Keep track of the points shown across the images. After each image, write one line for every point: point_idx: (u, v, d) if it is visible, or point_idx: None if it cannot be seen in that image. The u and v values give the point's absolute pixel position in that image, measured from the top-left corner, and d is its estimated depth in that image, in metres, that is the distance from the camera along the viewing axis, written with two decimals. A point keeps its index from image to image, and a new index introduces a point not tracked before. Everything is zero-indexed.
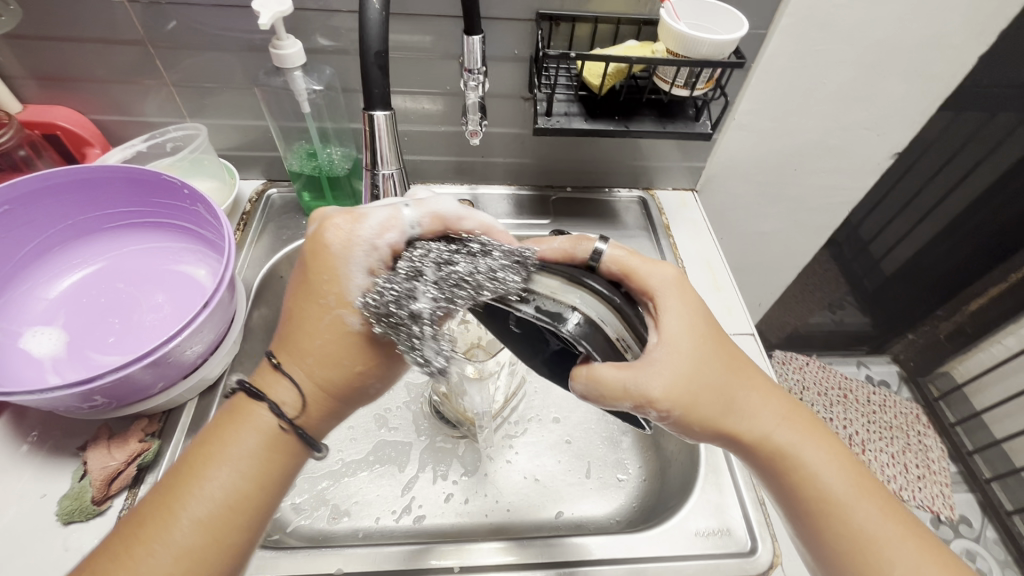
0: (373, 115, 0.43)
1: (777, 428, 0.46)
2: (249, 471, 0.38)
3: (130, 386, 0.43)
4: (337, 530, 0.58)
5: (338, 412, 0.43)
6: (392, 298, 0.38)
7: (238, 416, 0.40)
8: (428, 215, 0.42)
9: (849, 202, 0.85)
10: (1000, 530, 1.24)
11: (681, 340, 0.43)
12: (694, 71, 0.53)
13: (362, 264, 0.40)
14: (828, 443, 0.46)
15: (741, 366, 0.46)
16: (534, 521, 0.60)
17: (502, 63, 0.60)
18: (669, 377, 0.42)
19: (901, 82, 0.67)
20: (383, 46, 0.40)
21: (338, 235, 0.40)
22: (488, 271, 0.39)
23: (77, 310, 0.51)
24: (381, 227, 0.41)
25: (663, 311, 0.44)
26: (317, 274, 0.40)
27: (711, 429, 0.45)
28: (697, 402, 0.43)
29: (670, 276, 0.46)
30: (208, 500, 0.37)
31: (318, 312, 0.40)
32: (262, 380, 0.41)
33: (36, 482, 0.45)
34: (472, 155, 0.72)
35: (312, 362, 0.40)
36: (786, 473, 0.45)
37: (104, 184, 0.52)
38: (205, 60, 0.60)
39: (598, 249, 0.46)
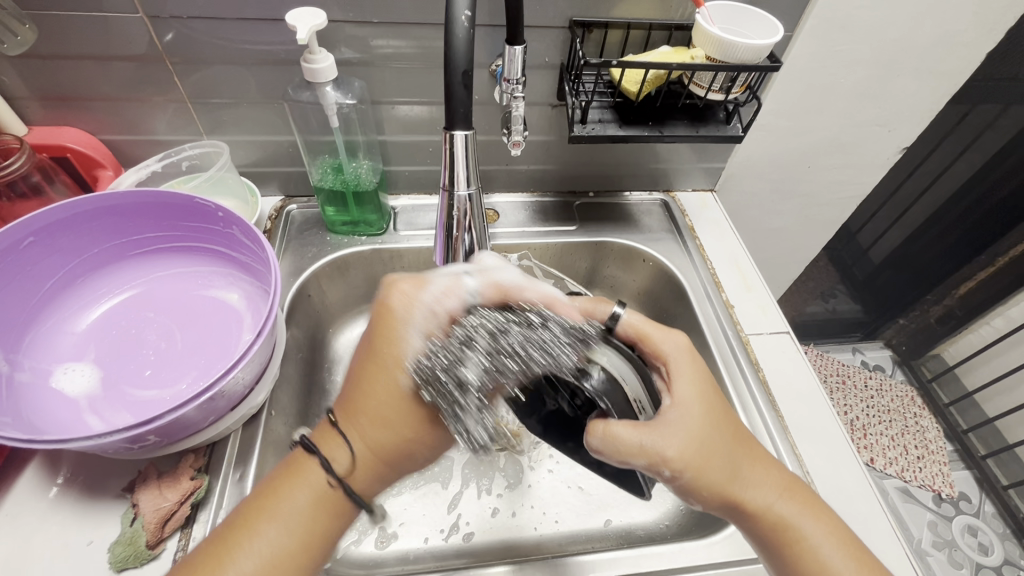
0: (454, 134, 0.42)
1: (777, 499, 0.45)
2: (299, 529, 0.39)
3: (182, 423, 0.41)
4: (386, 554, 0.56)
5: (401, 466, 0.43)
6: (442, 365, 0.38)
7: (297, 472, 0.41)
8: (489, 286, 0.43)
9: (858, 196, 0.87)
10: (999, 504, 1.28)
11: (694, 404, 0.44)
12: (731, 76, 0.53)
13: (420, 327, 0.41)
14: (830, 518, 0.45)
15: (743, 436, 0.47)
16: (582, 530, 0.59)
17: (531, 70, 0.59)
18: (683, 440, 0.42)
19: (914, 79, 0.69)
20: (470, 65, 0.38)
21: (401, 299, 0.42)
22: (539, 343, 0.38)
23: (109, 343, 0.48)
24: (441, 293, 0.42)
25: (675, 375, 0.46)
26: (381, 341, 0.41)
27: (717, 494, 0.44)
28: (706, 465, 0.43)
29: (681, 344, 0.48)
30: (257, 554, 0.37)
31: (375, 376, 0.41)
32: (323, 437, 0.42)
33: (80, 527, 0.43)
34: (495, 163, 0.71)
35: (369, 427, 0.41)
36: (785, 541, 0.44)
37: (131, 210, 0.49)
38: (224, 74, 0.57)
39: (615, 313, 0.50)
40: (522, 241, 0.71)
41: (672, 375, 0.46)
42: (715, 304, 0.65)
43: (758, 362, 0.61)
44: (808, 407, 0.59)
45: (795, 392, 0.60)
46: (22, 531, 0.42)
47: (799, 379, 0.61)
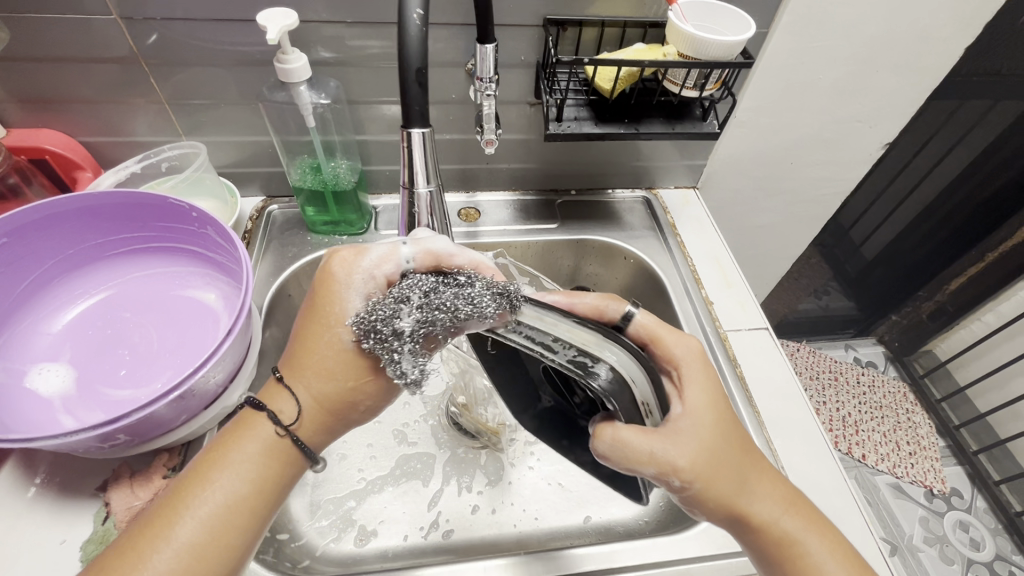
0: (411, 132, 0.43)
1: (782, 514, 0.45)
2: (251, 477, 0.38)
3: (153, 422, 0.41)
4: (365, 552, 0.56)
5: (350, 411, 0.42)
6: (379, 317, 0.38)
7: (244, 427, 0.40)
8: (422, 251, 0.42)
9: (842, 192, 0.87)
10: (990, 499, 1.28)
11: (704, 413, 0.44)
12: (704, 72, 0.53)
13: (360, 290, 0.40)
14: (834, 536, 0.45)
15: (752, 447, 0.46)
16: (562, 527, 0.59)
17: (507, 69, 0.60)
18: (694, 449, 0.42)
19: (893, 75, 0.69)
20: (422, 63, 0.39)
21: (338, 262, 0.41)
22: (467, 300, 0.38)
23: (84, 343, 0.49)
24: (379, 259, 0.41)
25: (686, 382, 0.46)
26: (324, 299, 0.41)
27: (723, 506, 0.44)
28: (716, 477, 0.43)
29: (694, 349, 0.48)
30: (207, 508, 0.36)
31: (316, 331, 0.41)
32: (268, 392, 0.41)
33: (53, 526, 0.43)
34: (476, 162, 0.71)
35: (313, 378, 0.40)
36: (789, 557, 0.43)
37: (106, 211, 0.50)
38: (201, 75, 0.57)
39: (627, 313, 0.49)
40: (503, 240, 0.71)
41: (685, 383, 0.46)
42: (695, 301, 0.65)
43: (737, 358, 0.61)
44: (786, 403, 0.59)
45: (773, 387, 0.60)
46: None
47: (777, 375, 0.61)
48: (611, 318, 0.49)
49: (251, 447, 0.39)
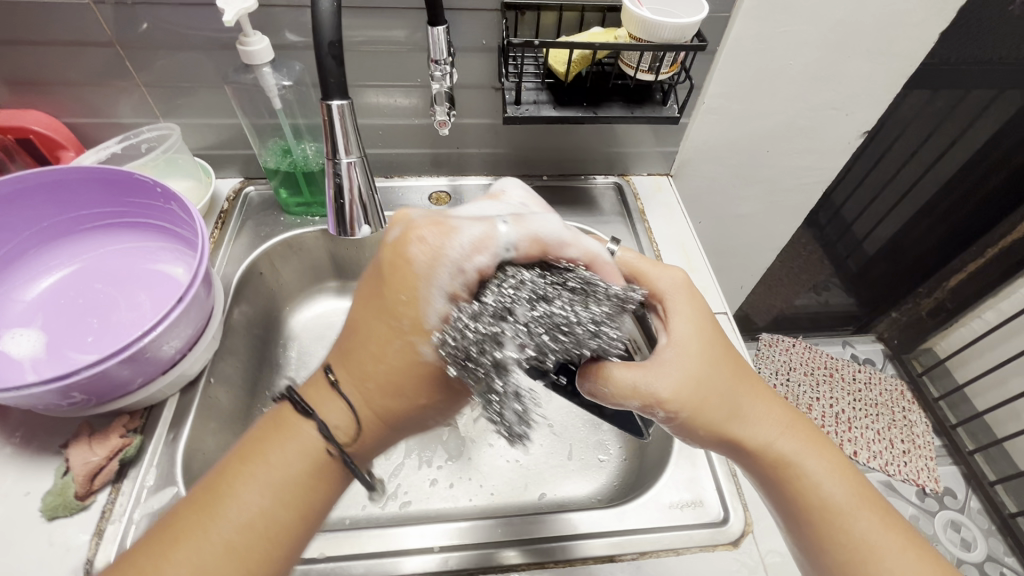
0: (331, 105, 0.44)
1: (779, 437, 0.44)
2: (288, 498, 0.37)
3: (108, 381, 0.44)
4: (323, 518, 0.59)
5: (411, 420, 0.41)
6: (473, 343, 0.35)
7: (287, 431, 0.39)
8: (529, 238, 0.40)
9: (823, 181, 0.86)
10: (984, 499, 1.25)
11: (689, 340, 0.44)
12: (658, 56, 0.54)
13: (443, 287, 0.37)
14: (831, 454, 0.45)
15: (745, 373, 0.46)
16: (517, 502, 0.61)
17: (470, 53, 0.61)
18: (677, 377, 0.42)
19: (866, 61, 0.68)
20: (337, 35, 0.41)
21: (424, 253, 0.37)
22: (584, 317, 0.38)
23: (56, 311, 0.51)
24: (471, 247, 0.37)
25: (671, 312, 0.46)
26: (399, 290, 0.37)
27: (714, 434, 0.44)
28: (703, 403, 0.42)
29: (678, 280, 0.48)
30: (240, 524, 0.35)
31: (389, 334, 0.38)
32: (311, 394, 0.40)
33: (20, 479, 0.46)
34: (447, 147, 0.73)
35: (368, 383, 0.39)
36: (788, 482, 0.44)
37: (77, 186, 0.52)
38: (177, 59, 0.60)
39: (608, 252, 0.51)
40: None
41: (673, 311, 0.46)
42: None
43: None
44: None
45: None
46: None
47: None
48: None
49: (289, 450, 0.38)
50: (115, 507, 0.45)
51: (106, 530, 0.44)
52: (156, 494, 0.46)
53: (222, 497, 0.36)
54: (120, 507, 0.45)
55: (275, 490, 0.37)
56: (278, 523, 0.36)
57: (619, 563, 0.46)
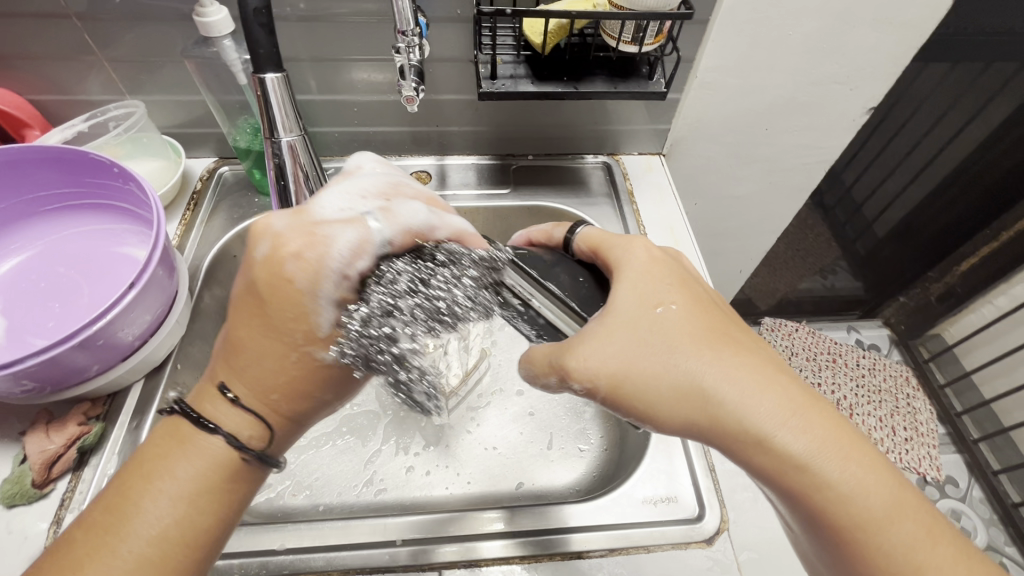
0: (264, 78, 0.42)
1: (783, 430, 0.39)
2: (186, 502, 0.36)
3: (62, 369, 0.43)
4: (296, 505, 0.58)
5: (310, 408, 0.41)
6: (375, 343, 0.37)
7: (183, 441, 0.38)
8: (399, 235, 0.40)
9: (825, 161, 0.82)
10: (987, 489, 1.22)
11: (634, 310, 0.43)
12: (641, 26, 0.50)
13: (330, 296, 0.38)
14: (856, 452, 0.40)
15: (724, 347, 0.42)
16: (493, 491, 0.60)
17: (444, 24, 0.58)
18: (607, 353, 0.42)
19: (872, 30, 0.64)
20: (263, 3, 0.38)
21: (301, 269, 0.37)
22: (455, 285, 0.41)
23: (16, 296, 0.50)
24: (350, 253, 0.38)
25: (618, 283, 0.45)
26: (283, 311, 0.38)
27: (690, 425, 0.41)
28: (633, 378, 0.41)
29: (636, 254, 0.46)
30: (149, 534, 0.34)
31: (282, 346, 0.38)
32: (205, 408, 0.38)
33: None
34: (427, 125, 0.70)
35: (260, 383, 0.39)
36: (807, 489, 0.39)
37: (34, 167, 0.51)
38: (137, 32, 0.57)
39: (570, 236, 0.51)
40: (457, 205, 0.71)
41: (616, 282, 0.45)
42: None
43: None
44: None
45: None
46: None
47: None
48: (556, 241, 0.53)
49: (190, 464, 0.37)
50: (74, 496, 0.44)
51: (64, 519, 0.43)
52: None
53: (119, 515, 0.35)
54: (80, 496, 0.44)
55: (186, 498, 0.36)
56: (194, 521, 0.36)
57: (586, 560, 0.45)
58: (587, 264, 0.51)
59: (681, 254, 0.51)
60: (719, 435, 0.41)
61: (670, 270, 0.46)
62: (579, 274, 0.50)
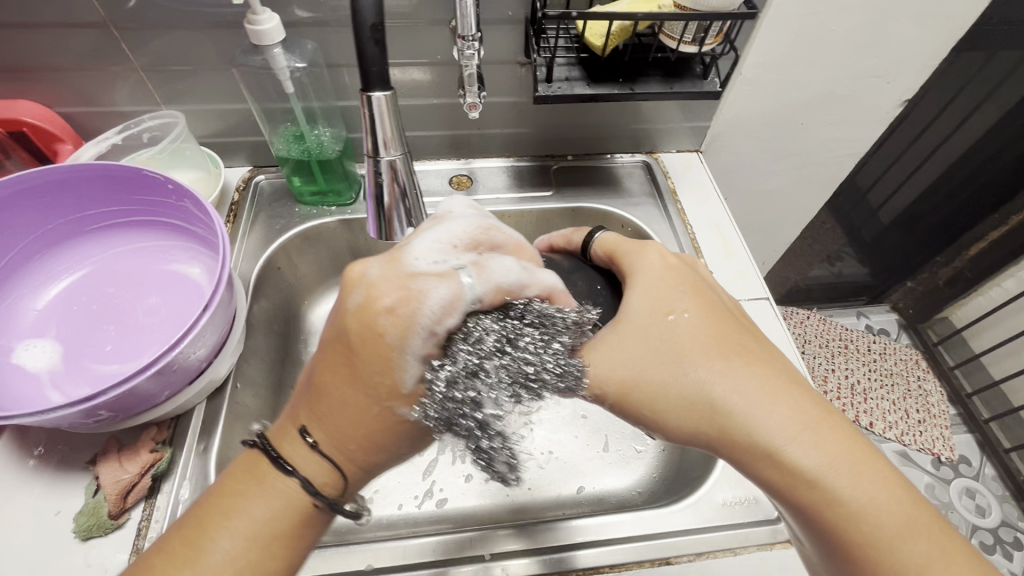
0: (372, 96, 0.43)
1: (789, 443, 0.38)
2: (262, 543, 0.35)
3: (136, 397, 0.41)
4: (360, 521, 0.57)
5: (385, 463, 0.40)
6: (460, 410, 0.38)
7: (258, 481, 0.37)
8: (490, 293, 0.40)
9: (857, 153, 0.82)
10: (999, 466, 1.26)
11: (641, 315, 0.43)
12: (703, 26, 0.50)
13: (416, 352, 0.36)
14: (870, 468, 0.38)
15: (731, 355, 0.41)
16: (555, 497, 0.60)
17: (492, 26, 0.56)
18: (614, 359, 0.42)
19: (915, 24, 0.64)
20: (379, 18, 0.39)
21: (394, 325, 0.35)
22: (567, 360, 0.42)
23: (68, 319, 0.49)
24: (441, 311, 0.36)
25: (631, 288, 0.45)
26: (370, 365, 0.36)
27: (695, 435, 0.41)
28: (638, 383, 0.41)
29: (653, 261, 0.46)
30: (218, 573, 0.34)
31: (365, 403, 0.37)
32: (285, 446, 0.37)
33: (51, 498, 0.44)
34: (467, 128, 0.69)
35: (341, 434, 0.37)
36: (816, 504, 0.38)
37: (83, 185, 0.49)
38: (173, 39, 0.55)
39: (591, 237, 0.51)
40: (497, 209, 0.70)
41: (629, 288, 0.45)
42: None
43: None
44: None
45: None
46: None
47: (776, 345, 0.60)
48: (576, 245, 0.52)
49: (264, 506, 0.36)
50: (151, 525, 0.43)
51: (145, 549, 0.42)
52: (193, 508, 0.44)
53: (197, 550, 0.34)
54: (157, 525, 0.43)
55: (256, 540, 0.35)
56: (261, 566, 0.35)
57: (676, 565, 0.46)
58: (605, 270, 0.50)
59: (697, 261, 0.50)
60: (725, 446, 0.40)
61: (685, 278, 0.46)
62: (597, 282, 0.49)
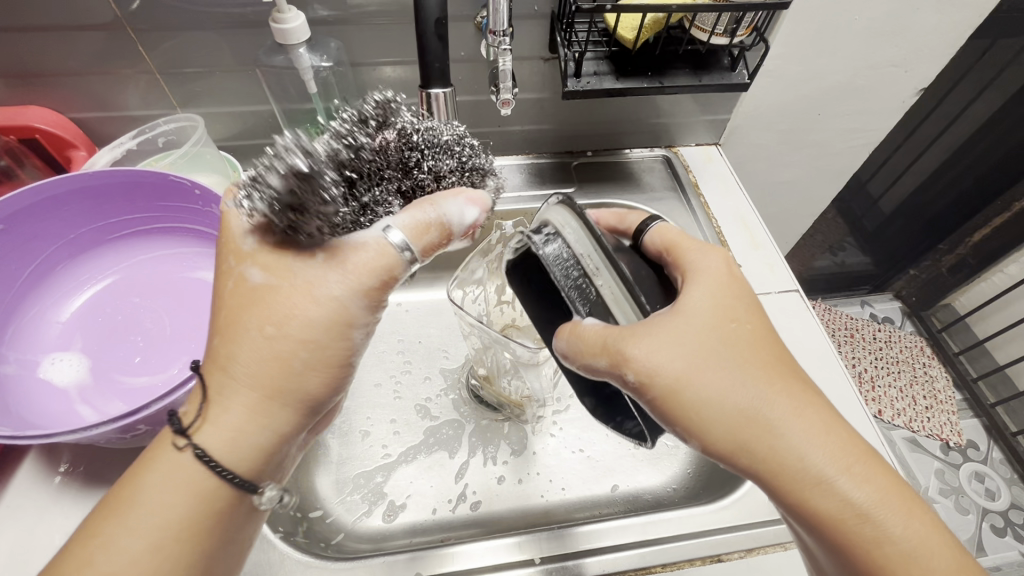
0: (431, 92, 0.44)
1: (839, 475, 0.37)
2: (182, 502, 0.33)
3: (174, 410, 0.40)
4: (395, 527, 0.56)
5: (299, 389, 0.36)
6: (261, 163, 0.34)
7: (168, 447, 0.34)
8: (410, 223, 0.38)
9: (872, 143, 0.82)
10: (1006, 450, 1.28)
11: (701, 316, 0.41)
12: (736, 17, 0.49)
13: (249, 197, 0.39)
14: (919, 512, 0.38)
15: (790, 375, 0.40)
16: (590, 497, 0.59)
17: (517, 20, 0.55)
18: (669, 351, 0.38)
19: (935, 12, 0.63)
20: (444, 14, 0.40)
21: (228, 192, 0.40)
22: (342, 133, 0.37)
23: (94, 331, 0.47)
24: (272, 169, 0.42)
25: (692, 285, 0.43)
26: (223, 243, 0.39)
27: (743, 451, 0.38)
28: (691, 387, 0.38)
29: (714, 265, 0.44)
30: (134, 535, 0.32)
31: (249, 303, 0.36)
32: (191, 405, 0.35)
33: (84, 516, 0.43)
34: (487, 125, 0.68)
35: (247, 372, 0.35)
36: (861, 542, 0.37)
37: (106, 192, 0.48)
38: (192, 41, 0.53)
39: (648, 224, 0.49)
40: (519, 206, 0.69)
41: (690, 285, 0.43)
42: None
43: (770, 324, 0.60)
44: (818, 365, 0.58)
45: (809, 350, 0.58)
46: (24, 522, 0.43)
47: (808, 336, 0.59)
48: (630, 227, 0.52)
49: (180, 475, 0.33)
50: None
51: None
52: None
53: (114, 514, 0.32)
54: None
55: (176, 507, 0.33)
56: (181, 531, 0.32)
57: (727, 562, 0.46)
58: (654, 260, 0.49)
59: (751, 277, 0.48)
60: (774, 470, 0.37)
61: (745, 290, 0.44)
62: (644, 269, 0.47)
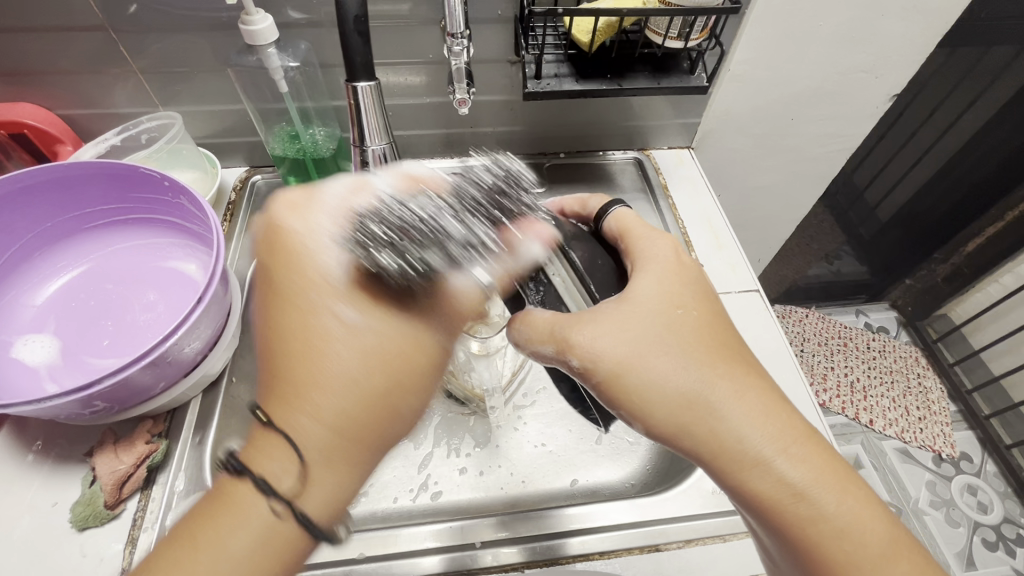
0: (357, 86, 0.46)
1: (779, 456, 0.38)
2: (258, 553, 0.34)
3: (131, 388, 0.42)
4: (356, 514, 0.58)
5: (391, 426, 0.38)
6: (385, 236, 0.37)
7: (230, 503, 0.35)
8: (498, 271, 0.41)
9: (848, 148, 0.83)
10: (1001, 463, 1.26)
11: (648, 303, 0.42)
12: (688, 21, 0.51)
13: (329, 237, 0.39)
14: (855, 491, 0.38)
15: (733, 360, 0.41)
16: (550, 490, 0.60)
17: (483, 24, 0.57)
18: (614, 336, 0.40)
19: (901, 20, 0.64)
20: (362, 10, 0.41)
21: (297, 214, 0.41)
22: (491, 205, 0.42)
23: (67, 315, 0.50)
24: (348, 194, 0.41)
25: (640, 273, 0.44)
26: (284, 270, 0.40)
27: (684, 434, 0.39)
28: (635, 370, 0.40)
29: (663, 249, 0.46)
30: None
31: (305, 324, 0.38)
32: (251, 454, 0.36)
33: (48, 490, 0.45)
34: (460, 126, 0.70)
35: (327, 416, 0.36)
36: (799, 522, 0.37)
37: (81, 183, 0.51)
38: (174, 42, 0.56)
39: (608, 208, 0.50)
40: None
41: (640, 272, 0.44)
42: None
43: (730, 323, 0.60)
44: (775, 363, 0.58)
45: (768, 348, 0.59)
46: None
47: (767, 336, 0.60)
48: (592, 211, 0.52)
49: (251, 529, 0.34)
50: (146, 515, 0.44)
51: (139, 539, 0.43)
52: (187, 498, 0.45)
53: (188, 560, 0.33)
54: (152, 515, 0.44)
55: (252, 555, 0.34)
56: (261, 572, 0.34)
57: (665, 551, 0.47)
58: (611, 247, 0.49)
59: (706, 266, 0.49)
60: (715, 451, 0.38)
61: (695, 279, 0.45)
62: (599, 255, 0.47)
